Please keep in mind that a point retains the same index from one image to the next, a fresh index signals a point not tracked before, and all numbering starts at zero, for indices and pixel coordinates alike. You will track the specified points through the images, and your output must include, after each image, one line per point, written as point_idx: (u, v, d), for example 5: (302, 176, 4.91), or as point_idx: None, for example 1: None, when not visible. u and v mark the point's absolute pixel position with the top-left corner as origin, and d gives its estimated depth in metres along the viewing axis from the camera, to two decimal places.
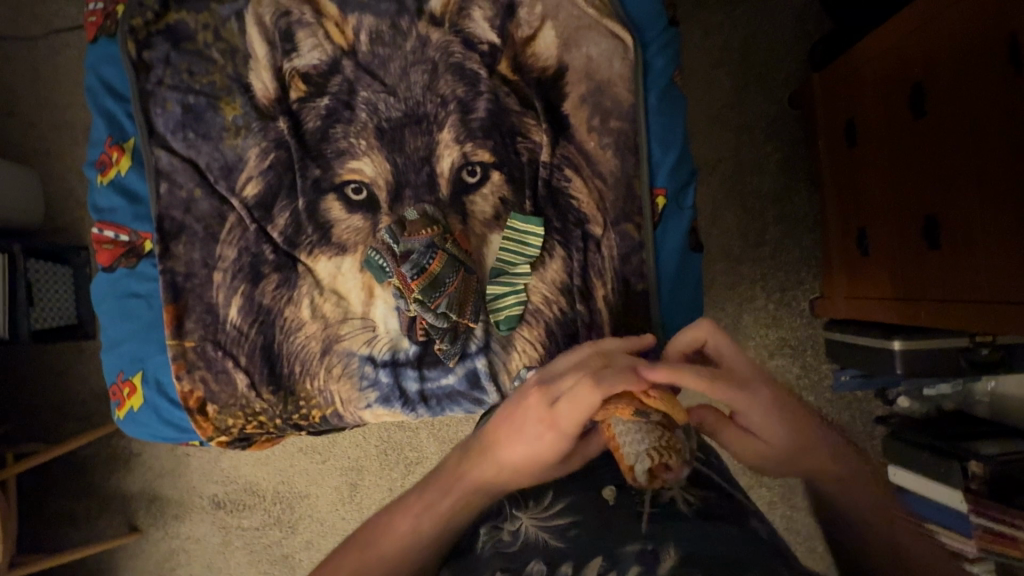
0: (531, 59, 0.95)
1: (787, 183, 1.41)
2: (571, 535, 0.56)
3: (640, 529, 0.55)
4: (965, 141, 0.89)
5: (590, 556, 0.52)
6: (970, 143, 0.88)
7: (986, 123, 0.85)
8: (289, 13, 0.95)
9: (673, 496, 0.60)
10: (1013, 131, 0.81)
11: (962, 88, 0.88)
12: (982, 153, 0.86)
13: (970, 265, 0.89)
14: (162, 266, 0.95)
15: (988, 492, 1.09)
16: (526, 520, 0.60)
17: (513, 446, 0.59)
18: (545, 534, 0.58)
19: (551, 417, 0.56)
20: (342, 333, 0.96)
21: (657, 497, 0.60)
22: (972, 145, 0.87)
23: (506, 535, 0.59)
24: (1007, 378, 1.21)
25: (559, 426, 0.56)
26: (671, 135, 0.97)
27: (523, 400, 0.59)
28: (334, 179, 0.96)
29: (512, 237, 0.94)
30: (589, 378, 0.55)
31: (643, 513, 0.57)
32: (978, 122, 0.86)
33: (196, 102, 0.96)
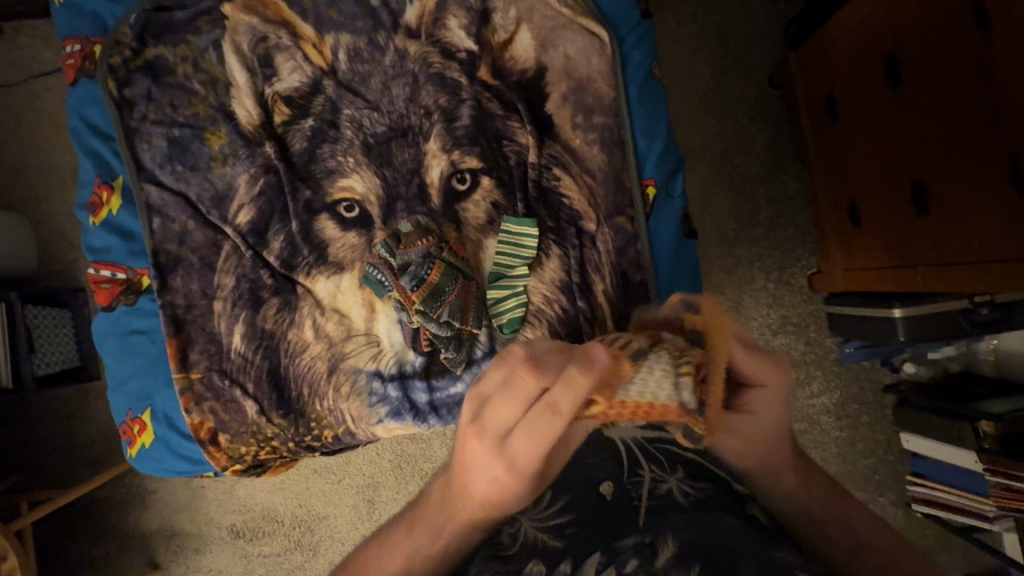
0: (510, 62, 0.96)
1: (774, 162, 1.42)
2: (567, 532, 0.57)
3: (638, 521, 0.57)
4: (942, 104, 0.90)
5: (588, 552, 0.54)
6: (945, 108, 0.89)
7: (961, 86, 0.86)
8: (266, 38, 0.96)
9: (670, 487, 0.61)
10: (985, 93, 0.83)
11: (934, 54, 0.90)
12: (961, 114, 0.87)
13: (960, 227, 0.90)
14: (162, 301, 0.95)
15: (1001, 450, 1.09)
16: (523, 523, 0.60)
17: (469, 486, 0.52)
18: (541, 533, 0.58)
19: (505, 458, 0.49)
20: (347, 351, 0.96)
21: (653, 489, 0.61)
22: (948, 110, 0.89)
23: (505, 537, 0.59)
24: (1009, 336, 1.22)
25: (518, 466, 0.49)
26: (655, 124, 0.98)
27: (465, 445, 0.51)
28: (325, 200, 0.96)
29: (507, 240, 0.94)
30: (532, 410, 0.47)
31: (641, 507, 0.59)
32: (954, 85, 0.87)
33: (181, 135, 0.96)
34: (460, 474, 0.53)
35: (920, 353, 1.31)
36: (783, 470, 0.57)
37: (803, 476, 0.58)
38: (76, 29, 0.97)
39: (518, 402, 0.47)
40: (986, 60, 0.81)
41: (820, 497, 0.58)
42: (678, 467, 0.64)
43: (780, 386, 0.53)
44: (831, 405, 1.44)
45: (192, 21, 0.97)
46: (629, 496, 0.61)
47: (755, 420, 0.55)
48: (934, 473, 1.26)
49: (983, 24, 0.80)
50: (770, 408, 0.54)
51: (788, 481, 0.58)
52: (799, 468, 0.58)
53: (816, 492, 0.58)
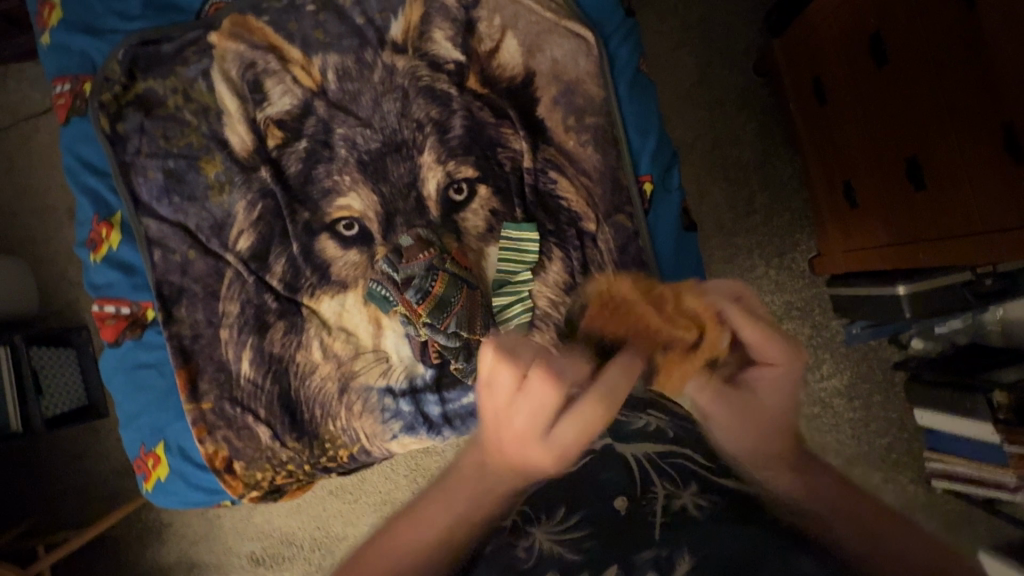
0: (498, 70, 0.96)
1: (766, 148, 1.43)
2: (585, 545, 0.54)
3: (654, 536, 0.53)
4: (931, 79, 0.90)
5: (604, 565, 0.51)
6: (935, 83, 0.90)
7: (950, 60, 0.86)
8: (255, 64, 0.97)
9: (685, 503, 0.56)
10: (975, 65, 0.83)
11: (919, 30, 0.90)
12: (951, 87, 0.87)
13: (960, 199, 0.90)
14: (169, 333, 0.95)
15: (1015, 419, 1.10)
16: (538, 533, 0.56)
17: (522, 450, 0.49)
18: (558, 549, 0.54)
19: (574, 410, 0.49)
20: (356, 369, 0.96)
21: (667, 504, 0.56)
22: (938, 85, 0.89)
23: (521, 551, 0.54)
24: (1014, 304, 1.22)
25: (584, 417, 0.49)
26: (647, 120, 0.98)
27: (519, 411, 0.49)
28: (324, 220, 0.96)
29: (509, 247, 0.94)
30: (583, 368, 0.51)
31: (656, 522, 0.54)
32: (942, 59, 0.88)
33: (176, 165, 0.97)
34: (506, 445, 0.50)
35: (928, 328, 1.31)
36: (781, 458, 0.51)
37: (808, 480, 0.50)
38: (65, 68, 0.98)
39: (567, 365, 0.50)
40: (972, 32, 0.82)
41: (835, 506, 0.48)
42: (692, 482, 0.58)
43: (789, 363, 0.53)
44: (841, 387, 1.47)
45: (179, 53, 0.97)
46: (646, 512, 0.56)
47: (756, 392, 0.53)
48: (955, 446, 1.28)
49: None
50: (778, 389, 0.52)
51: (786, 476, 0.50)
52: (799, 465, 0.50)
53: (826, 496, 0.49)
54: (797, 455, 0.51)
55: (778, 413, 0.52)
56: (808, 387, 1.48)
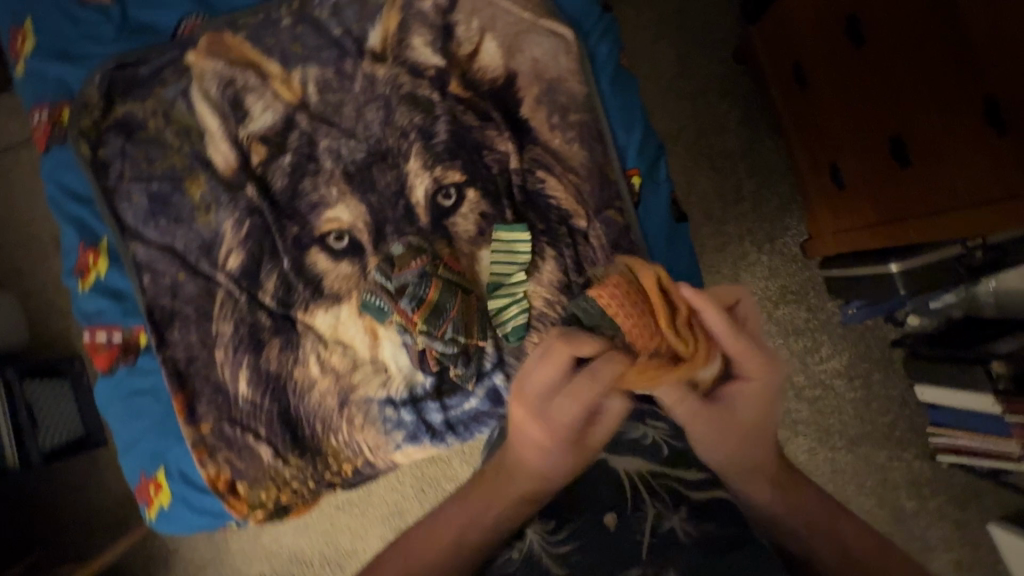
0: (479, 73, 0.97)
1: (749, 135, 1.46)
2: (571, 561, 0.56)
3: (637, 555, 0.55)
4: (909, 57, 0.91)
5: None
6: (914, 60, 0.90)
7: (927, 37, 0.87)
8: (234, 81, 0.96)
9: (673, 526, 0.57)
10: (954, 41, 0.84)
11: (894, 9, 0.91)
12: (930, 64, 0.88)
13: (945, 176, 0.91)
14: (163, 357, 0.94)
15: (1014, 389, 1.15)
16: (532, 535, 0.60)
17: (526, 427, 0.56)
18: (548, 558, 0.57)
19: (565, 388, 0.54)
20: (355, 381, 0.94)
21: (656, 527, 0.57)
22: (916, 63, 0.90)
23: (516, 553, 0.60)
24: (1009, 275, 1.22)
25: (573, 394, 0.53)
26: (631, 115, 0.99)
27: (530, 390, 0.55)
28: (313, 234, 0.96)
29: (501, 248, 0.93)
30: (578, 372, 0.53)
31: (642, 543, 0.56)
32: (918, 37, 0.88)
33: (161, 188, 0.96)
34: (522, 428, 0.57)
35: (924, 304, 1.27)
36: (761, 477, 0.59)
37: (787, 492, 0.60)
38: (42, 97, 0.97)
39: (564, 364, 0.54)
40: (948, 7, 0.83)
41: (807, 514, 0.59)
42: (682, 506, 0.60)
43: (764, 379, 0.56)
44: (840, 367, 1.50)
45: (157, 74, 0.96)
46: (631, 529, 0.57)
47: (736, 406, 0.57)
48: (954, 421, 1.31)
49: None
50: (753, 407, 0.57)
51: (766, 491, 0.59)
52: (775, 478, 0.60)
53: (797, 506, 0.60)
54: (773, 469, 0.60)
55: (752, 421, 0.58)
56: (808, 369, 1.50)
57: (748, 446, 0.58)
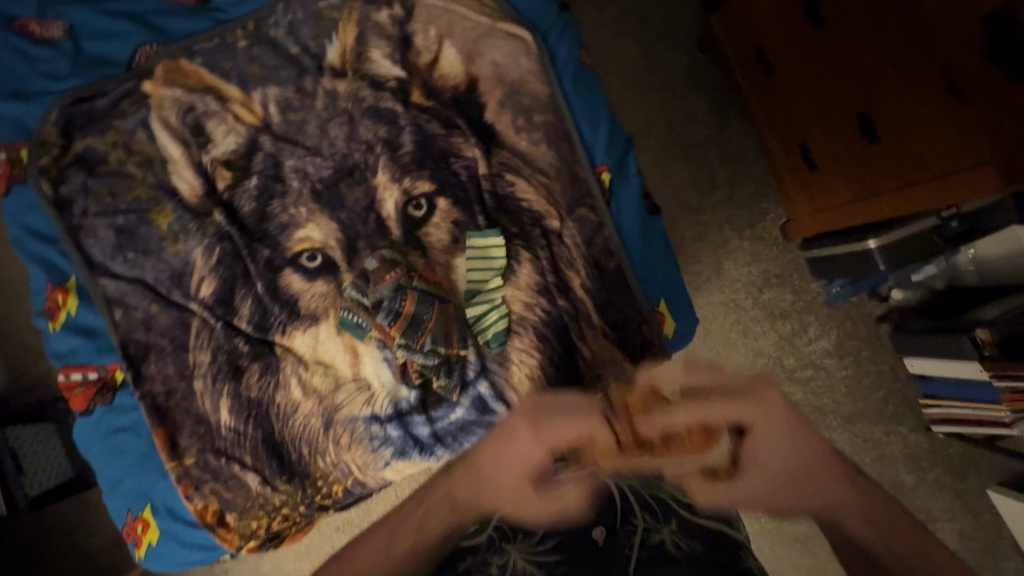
0: (440, 81, 0.95)
1: (718, 124, 1.50)
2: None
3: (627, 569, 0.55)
4: (865, 33, 0.92)
5: None
6: (874, 32, 0.91)
7: (881, 11, 0.88)
8: (195, 108, 0.95)
9: (663, 538, 0.59)
10: (908, 9, 0.84)
11: None
12: (887, 38, 0.89)
13: (915, 146, 0.91)
14: (140, 393, 0.92)
15: (1001, 354, 1.15)
16: (514, 554, 0.58)
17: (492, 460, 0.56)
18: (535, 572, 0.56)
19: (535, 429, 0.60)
20: (339, 401, 0.93)
21: (645, 540, 0.58)
22: (874, 38, 0.91)
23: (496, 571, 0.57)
24: (985, 243, 1.18)
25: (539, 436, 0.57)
26: (596, 111, 0.97)
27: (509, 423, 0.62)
28: (286, 255, 0.95)
29: (476, 255, 0.92)
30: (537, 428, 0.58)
31: (632, 557, 0.56)
32: (874, 11, 0.89)
33: (127, 221, 0.94)
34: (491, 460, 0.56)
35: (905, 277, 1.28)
36: (839, 506, 0.46)
37: (873, 521, 0.46)
38: None
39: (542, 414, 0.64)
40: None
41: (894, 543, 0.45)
42: (671, 518, 0.61)
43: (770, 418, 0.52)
44: (829, 347, 1.51)
45: (115, 106, 0.95)
46: (622, 545, 0.58)
47: (758, 452, 0.50)
48: (948, 391, 1.31)
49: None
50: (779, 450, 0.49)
51: (860, 527, 0.45)
52: (868, 511, 0.46)
53: (891, 527, 0.45)
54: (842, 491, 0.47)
55: (785, 465, 0.48)
56: (798, 351, 1.51)
57: (793, 490, 0.47)
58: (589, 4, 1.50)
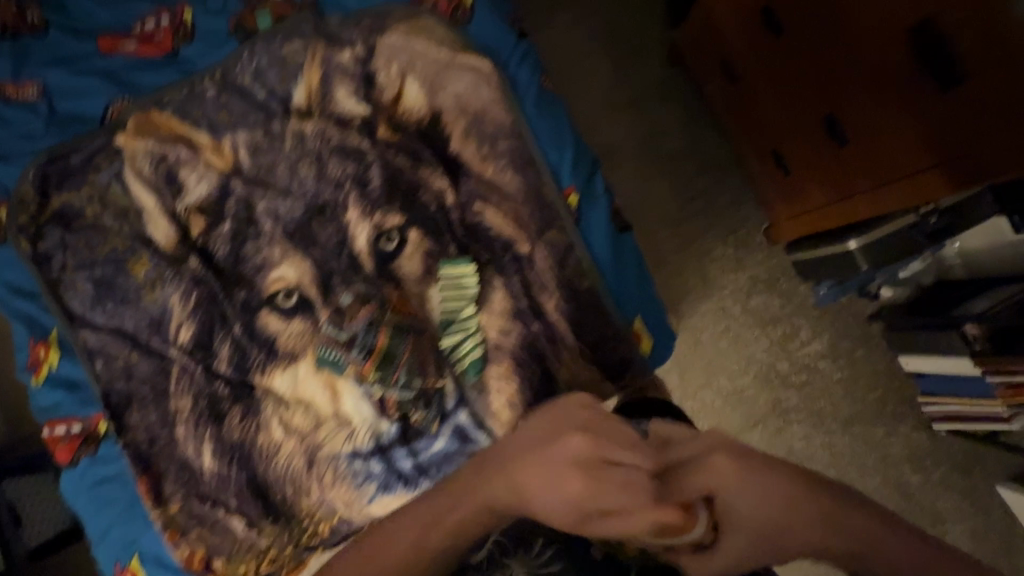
0: (404, 115, 0.96)
1: (692, 135, 1.52)
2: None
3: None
4: (823, 39, 0.93)
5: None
6: (830, 38, 0.91)
7: (836, 16, 0.89)
8: (167, 157, 0.97)
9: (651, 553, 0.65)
10: (861, 13, 0.85)
11: None
12: (843, 42, 0.89)
13: (884, 146, 0.91)
14: (125, 442, 0.93)
15: (993, 348, 1.14)
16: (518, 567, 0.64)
17: (529, 475, 0.57)
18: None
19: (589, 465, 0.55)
20: (320, 439, 0.93)
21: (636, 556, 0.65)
22: (831, 42, 0.91)
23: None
24: (967, 235, 1.18)
25: (591, 479, 0.54)
26: (560, 134, 0.98)
27: (557, 440, 0.57)
28: (261, 296, 0.95)
29: (448, 285, 0.93)
30: (599, 465, 0.55)
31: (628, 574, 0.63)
32: (829, 17, 0.90)
33: (104, 272, 0.96)
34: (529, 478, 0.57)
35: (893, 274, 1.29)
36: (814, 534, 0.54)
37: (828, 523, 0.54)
38: None
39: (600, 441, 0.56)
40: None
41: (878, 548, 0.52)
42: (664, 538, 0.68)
43: (726, 473, 0.55)
44: (822, 349, 1.50)
45: (89, 161, 0.97)
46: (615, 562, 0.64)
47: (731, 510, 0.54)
48: (945, 387, 1.31)
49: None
50: (747, 500, 0.54)
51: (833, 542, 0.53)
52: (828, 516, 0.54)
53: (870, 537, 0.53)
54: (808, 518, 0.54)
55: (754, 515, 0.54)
56: (790, 355, 1.50)
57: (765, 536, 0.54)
58: (556, 27, 1.54)
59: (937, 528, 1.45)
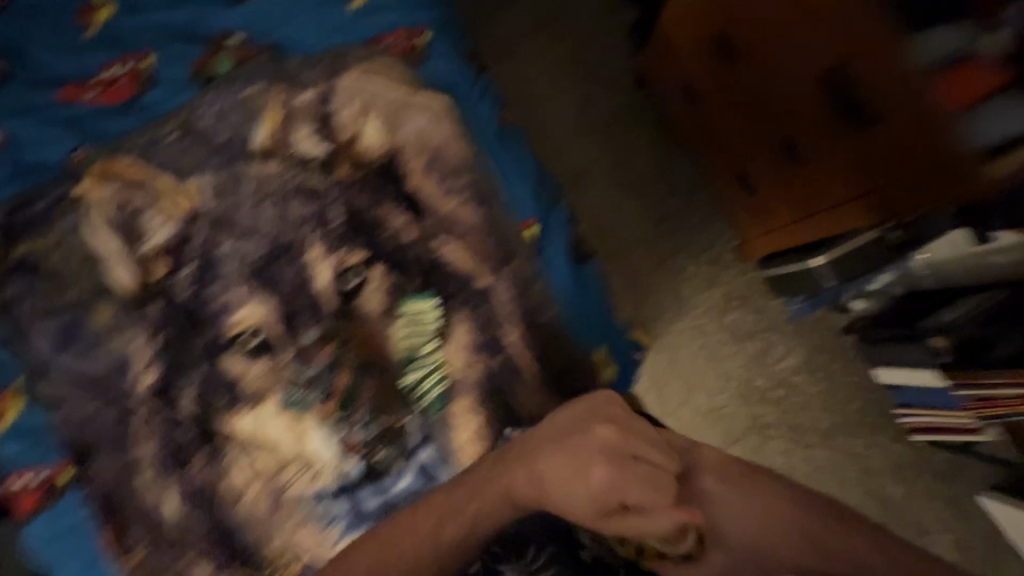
0: (364, 154, 0.97)
1: (659, 156, 1.54)
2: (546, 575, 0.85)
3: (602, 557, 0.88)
4: (781, 62, 0.97)
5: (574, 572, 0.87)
6: (789, 61, 0.95)
7: (793, 40, 0.93)
8: (129, 203, 0.98)
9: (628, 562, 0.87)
10: (818, 38, 0.89)
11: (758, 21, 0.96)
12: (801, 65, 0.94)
13: (851, 161, 0.96)
14: (89, 491, 0.92)
15: (960, 360, 1.13)
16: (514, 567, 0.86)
17: (552, 459, 0.80)
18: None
19: (615, 454, 0.80)
20: (285, 481, 0.92)
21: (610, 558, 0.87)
22: (790, 64, 0.95)
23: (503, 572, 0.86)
24: (939, 247, 1.18)
25: (614, 471, 0.79)
26: (519, 168, 1.00)
27: (587, 435, 0.82)
28: (225, 338, 0.95)
29: (409, 321, 0.94)
30: (619, 466, 0.80)
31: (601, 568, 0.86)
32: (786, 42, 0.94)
33: (67, 319, 0.95)
34: (563, 472, 0.79)
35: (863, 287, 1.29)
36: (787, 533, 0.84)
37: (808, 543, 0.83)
38: None
39: (614, 451, 0.81)
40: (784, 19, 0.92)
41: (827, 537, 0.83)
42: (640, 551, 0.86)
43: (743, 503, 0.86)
44: (799, 363, 1.51)
45: (51, 209, 0.98)
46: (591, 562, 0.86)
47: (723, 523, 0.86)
48: (915, 399, 1.30)
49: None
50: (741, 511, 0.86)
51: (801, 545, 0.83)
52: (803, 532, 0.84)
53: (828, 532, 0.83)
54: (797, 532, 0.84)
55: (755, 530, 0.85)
56: (768, 371, 1.51)
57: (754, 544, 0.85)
58: (519, 58, 1.59)
59: (922, 539, 1.44)
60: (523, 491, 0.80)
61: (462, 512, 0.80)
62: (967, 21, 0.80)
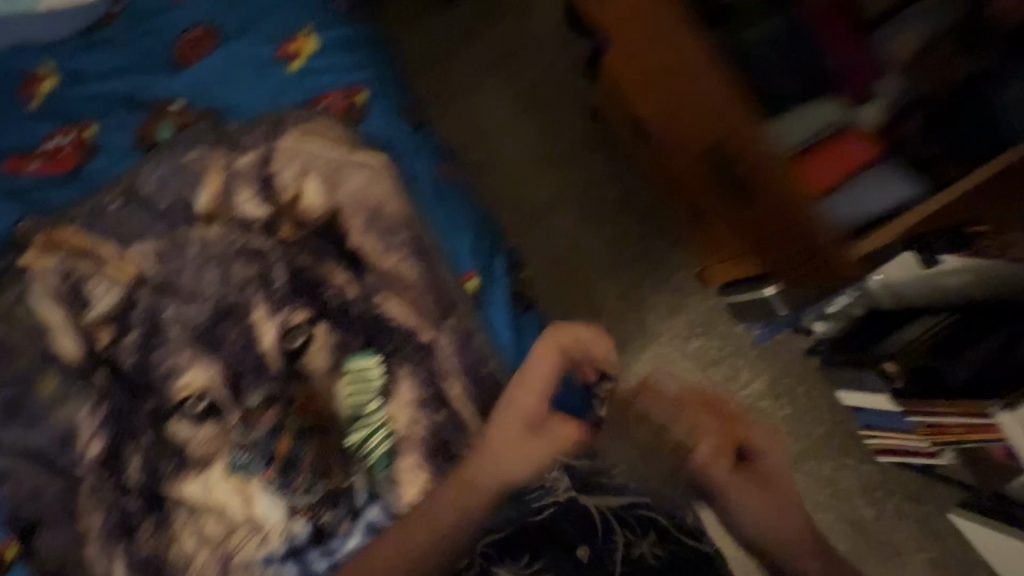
0: (304, 214, 0.98)
1: (623, 185, 1.51)
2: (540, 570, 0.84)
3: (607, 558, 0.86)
4: (714, 129, 1.05)
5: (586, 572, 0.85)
6: (717, 129, 1.05)
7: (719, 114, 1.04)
8: (72, 272, 0.98)
9: (642, 552, 0.86)
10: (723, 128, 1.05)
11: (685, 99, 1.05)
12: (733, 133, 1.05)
13: (793, 209, 1.08)
14: (36, 565, 0.92)
15: (912, 387, 1.11)
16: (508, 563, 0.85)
17: (505, 414, 0.82)
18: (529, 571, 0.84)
19: (540, 388, 0.82)
20: (233, 547, 0.91)
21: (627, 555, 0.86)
22: (725, 133, 1.05)
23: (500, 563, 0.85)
24: (895, 268, 1.17)
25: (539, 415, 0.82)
26: (457, 221, 1.02)
27: (530, 376, 0.83)
28: (170, 403, 0.95)
29: (352, 379, 0.95)
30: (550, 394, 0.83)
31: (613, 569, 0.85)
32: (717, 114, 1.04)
33: (13, 392, 0.96)
34: (506, 424, 0.81)
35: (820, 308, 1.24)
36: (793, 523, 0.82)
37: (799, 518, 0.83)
38: None
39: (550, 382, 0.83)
40: (720, 75, 1.02)
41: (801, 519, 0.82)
42: (649, 533, 0.88)
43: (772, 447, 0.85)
44: (763, 387, 1.52)
45: None
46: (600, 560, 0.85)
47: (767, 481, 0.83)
48: (877, 421, 1.28)
49: (687, 57, 1.02)
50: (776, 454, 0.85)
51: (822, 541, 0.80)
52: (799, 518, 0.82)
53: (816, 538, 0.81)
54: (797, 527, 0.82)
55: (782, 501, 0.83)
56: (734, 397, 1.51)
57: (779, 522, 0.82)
58: (480, 91, 1.61)
59: (896, 562, 1.43)
60: (482, 457, 0.81)
61: (446, 500, 0.80)
62: (829, 100, 1.13)
